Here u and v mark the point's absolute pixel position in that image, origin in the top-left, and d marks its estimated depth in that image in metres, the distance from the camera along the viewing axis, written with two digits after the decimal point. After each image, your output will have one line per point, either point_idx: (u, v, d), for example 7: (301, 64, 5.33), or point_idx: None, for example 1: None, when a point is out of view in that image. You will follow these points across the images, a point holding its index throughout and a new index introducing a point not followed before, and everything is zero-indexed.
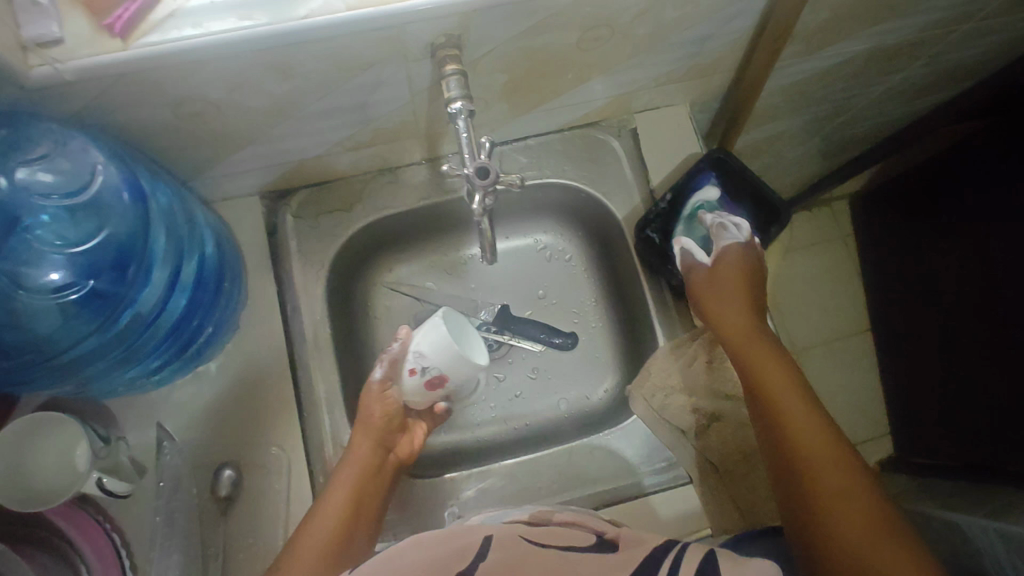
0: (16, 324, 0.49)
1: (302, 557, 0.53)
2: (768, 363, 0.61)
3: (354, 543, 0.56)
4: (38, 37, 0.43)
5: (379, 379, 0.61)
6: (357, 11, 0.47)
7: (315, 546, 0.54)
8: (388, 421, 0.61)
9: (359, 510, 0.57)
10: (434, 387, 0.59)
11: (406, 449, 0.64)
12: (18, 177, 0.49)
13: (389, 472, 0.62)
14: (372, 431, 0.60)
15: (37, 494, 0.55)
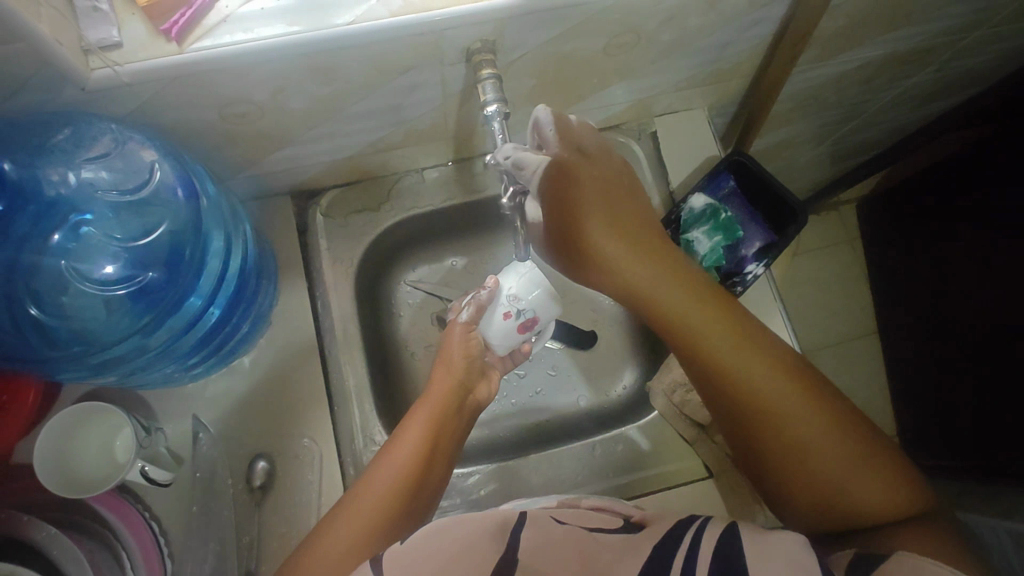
0: (70, 313, 0.52)
1: (383, 472, 0.57)
2: (712, 338, 0.56)
3: (432, 468, 0.59)
4: (98, 41, 0.45)
5: (465, 322, 0.68)
6: (401, 17, 0.49)
7: (397, 463, 0.57)
8: (469, 360, 0.67)
9: (438, 438, 0.61)
10: (526, 329, 0.68)
11: (483, 393, 0.69)
12: (81, 175, 0.52)
13: (465, 414, 0.66)
14: (453, 369, 0.65)
15: (81, 482, 0.57)
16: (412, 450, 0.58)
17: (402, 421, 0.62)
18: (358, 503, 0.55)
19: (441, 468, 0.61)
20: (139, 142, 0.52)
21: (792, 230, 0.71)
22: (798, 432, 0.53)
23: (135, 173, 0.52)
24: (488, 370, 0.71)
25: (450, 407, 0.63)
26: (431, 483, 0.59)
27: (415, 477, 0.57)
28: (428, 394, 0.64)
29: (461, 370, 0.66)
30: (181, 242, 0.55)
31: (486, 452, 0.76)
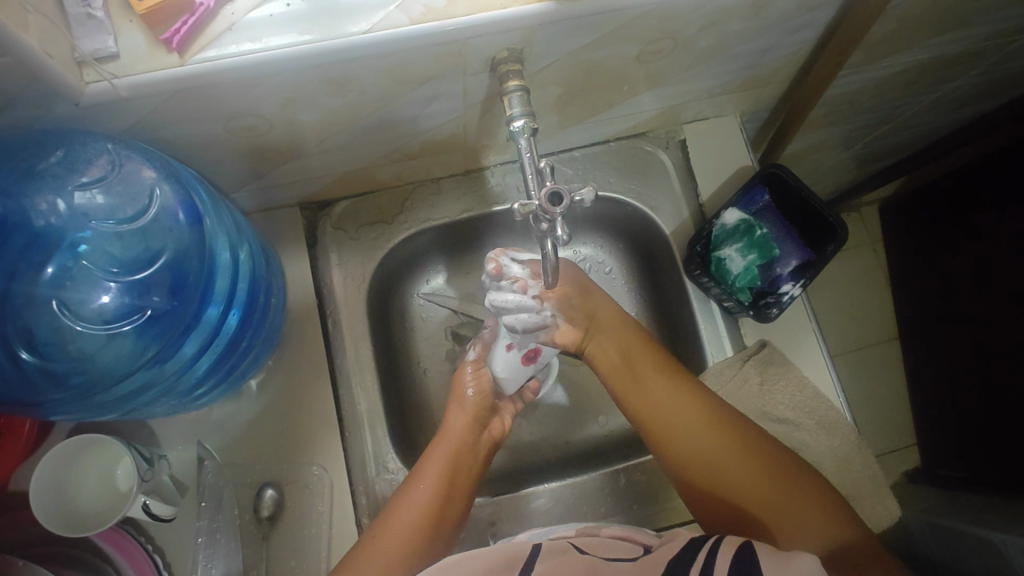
0: (70, 346, 0.49)
1: (397, 524, 0.56)
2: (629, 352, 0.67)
3: (450, 509, 0.58)
4: (92, 52, 0.41)
5: (473, 360, 0.67)
6: (421, 25, 0.44)
7: (415, 508, 0.57)
8: (482, 398, 0.65)
9: (454, 481, 0.60)
10: (528, 362, 0.66)
11: (498, 429, 0.67)
12: (75, 201, 0.49)
13: (483, 451, 0.65)
14: (468, 408, 0.65)
15: (80, 518, 0.53)
16: (430, 495, 0.57)
17: (418, 463, 0.61)
18: (377, 547, 0.54)
19: (458, 510, 0.60)
20: (137, 161, 0.48)
21: (832, 248, 0.66)
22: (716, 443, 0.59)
23: (135, 196, 0.49)
24: (501, 407, 0.69)
25: (466, 448, 0.62)
26: (448, 522, 0.58)
27: (432, 521, 0.57)
28: (445, 432, 0.63)
29: (476, 410, 0.65)
30: (186, 266, 0.51)
31: (503, 477, 0.72)
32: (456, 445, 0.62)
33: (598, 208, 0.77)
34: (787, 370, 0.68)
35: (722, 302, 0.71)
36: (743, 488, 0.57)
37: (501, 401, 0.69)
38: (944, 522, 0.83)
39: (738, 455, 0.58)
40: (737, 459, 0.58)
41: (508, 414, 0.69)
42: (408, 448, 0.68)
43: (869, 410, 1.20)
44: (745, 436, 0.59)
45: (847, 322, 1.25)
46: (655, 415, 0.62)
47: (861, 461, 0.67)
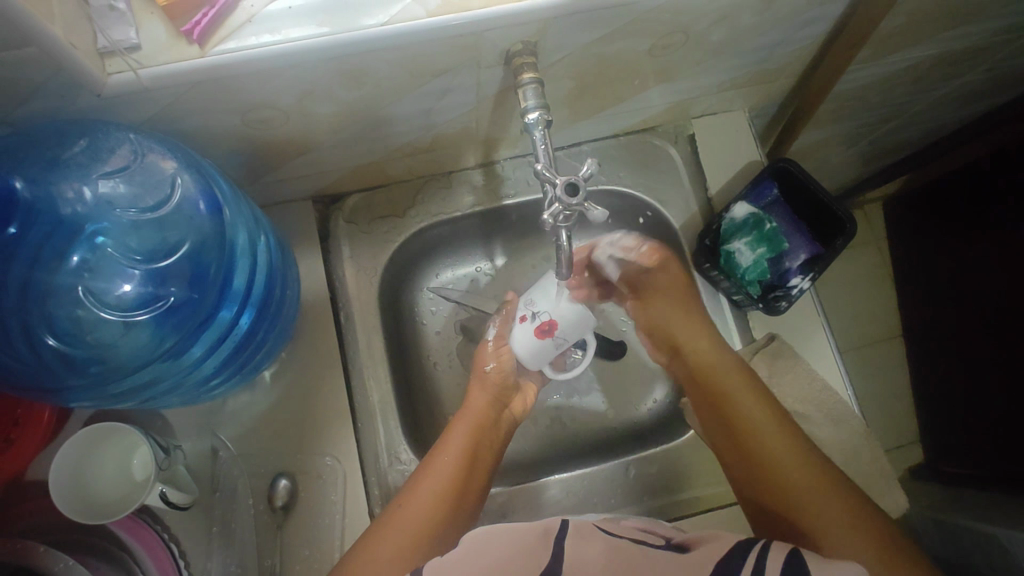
0: (88, 336, 0.49)
1: (418, 494, 0.57)
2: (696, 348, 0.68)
3: (473, 481, 0.59)
4: (114, 43, 0.41)
5: (494, 338, 0.67)
6: (438, 18, 0.45)
7: (441, 474, 0.58)
8: (503, 376, 0.66)
9: (477, 454, 0.61)
10: (542, 335, 0.60)
11: (519, 408, 0.69)
12: (98, 190, 0.50)
13: (502, 428, 0.66)
14: (489, 384, 0.66)
15: (97, 507, 0.54)
16: (453, 467, 0.58)
17: (442, 435, 0.62)
18: (406, 506, 0.56)
19: (482, 481, 0.60)
20: (160, 152, 0.48)
21: (840, 242, 0.66)
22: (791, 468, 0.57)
23: (157, 186, 0.50)
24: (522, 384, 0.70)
25: (487, 422, 0.64)
26: (473, 491, 0.59)
27: (459, 488, 0.58)
28: (465, 409, 0.64)
29: (497, 385, 0.66)
30: (205, 258, 0.52)
31: (514, 468, 0.73)
32: (481, 419, 0.63)
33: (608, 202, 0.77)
34: (796, 362, 0.68)
35: (730, 296, 0.72)
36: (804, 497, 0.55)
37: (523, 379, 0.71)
38: (951, 517, 0.84)
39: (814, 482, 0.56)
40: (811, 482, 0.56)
41: (529, 391, 0.71)
42: (419, 440, 0.69)
43: (874, 406, 1.21)
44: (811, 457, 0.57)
45: (852, 318, 1.26)
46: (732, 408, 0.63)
47: (871, 454, 0.68)
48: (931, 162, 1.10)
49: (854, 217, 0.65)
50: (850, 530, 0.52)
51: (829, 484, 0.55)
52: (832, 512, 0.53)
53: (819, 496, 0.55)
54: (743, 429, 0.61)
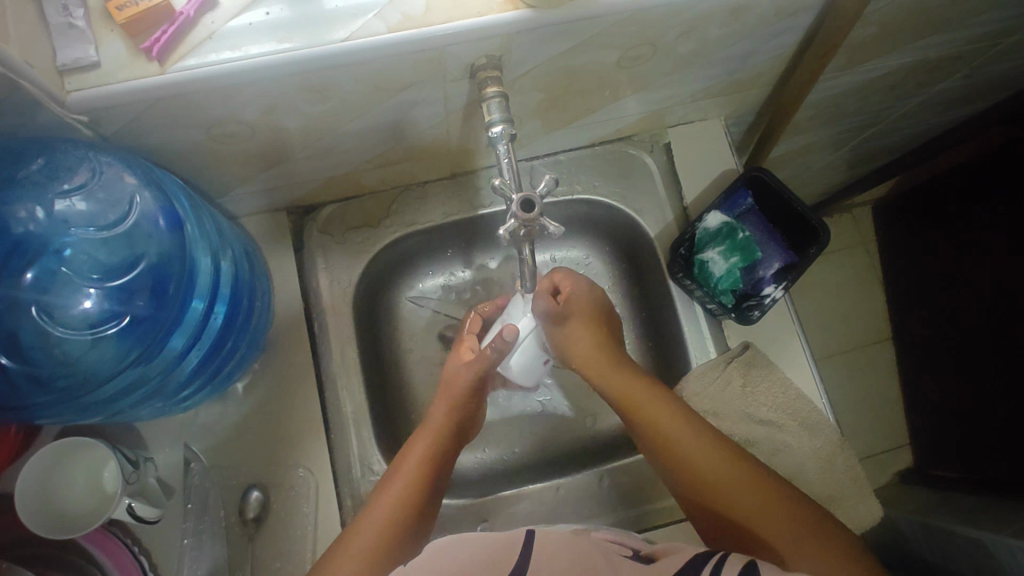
0: (54, 350, 0.49)
1: (366, 518, 0.56)
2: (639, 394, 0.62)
3: (431, 492, 0.59)
4: (73, 61, 0.42)
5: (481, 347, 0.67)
6: (398, 33, 0.45)
7: (395, 491, 0.57)
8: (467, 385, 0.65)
9: (439, 467, 0.61)
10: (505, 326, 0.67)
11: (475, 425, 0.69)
12: (56, 208, 0.50)
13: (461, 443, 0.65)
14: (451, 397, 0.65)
15: (69, 520, 0.54)
16: (411, 476, 0.58)
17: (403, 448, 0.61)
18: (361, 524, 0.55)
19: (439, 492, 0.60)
20: (118, 168, 0.49)
21: (813, 251, 0.66)
22: (724, 487, 0.55)
23: (116, 203, 0.50)
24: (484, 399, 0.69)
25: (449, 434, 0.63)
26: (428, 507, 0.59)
27: (412, 507, 0.57)
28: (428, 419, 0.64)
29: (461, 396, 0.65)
30: (168, 270, 0.51)
31: (490, 478, 0.73)
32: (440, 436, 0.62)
33: (586, 211, 0.77)
34: (769, 371, 0.68)
35: (705, 305, 0.71)
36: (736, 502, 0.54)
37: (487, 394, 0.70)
38: (932, 524, 0.83)
39: (753, 488, 0.54)
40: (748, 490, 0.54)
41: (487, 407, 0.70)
42: (393, 449, 0.69)
43: (861, 411, 1.20)
44: (748, 471, 0.55)
45: (839, 324, 1.25)
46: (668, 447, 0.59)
47: (844, 463, 0.68)
48: (913, 167, 1.11)
49: (828, 227, 0.66)
50: (786, 525, 0.51)
51: (759, 487, 0.54)
52: (771, 510, 0.53)
53: (756, 502, 0.53)
54: (683, 454, 0.58)
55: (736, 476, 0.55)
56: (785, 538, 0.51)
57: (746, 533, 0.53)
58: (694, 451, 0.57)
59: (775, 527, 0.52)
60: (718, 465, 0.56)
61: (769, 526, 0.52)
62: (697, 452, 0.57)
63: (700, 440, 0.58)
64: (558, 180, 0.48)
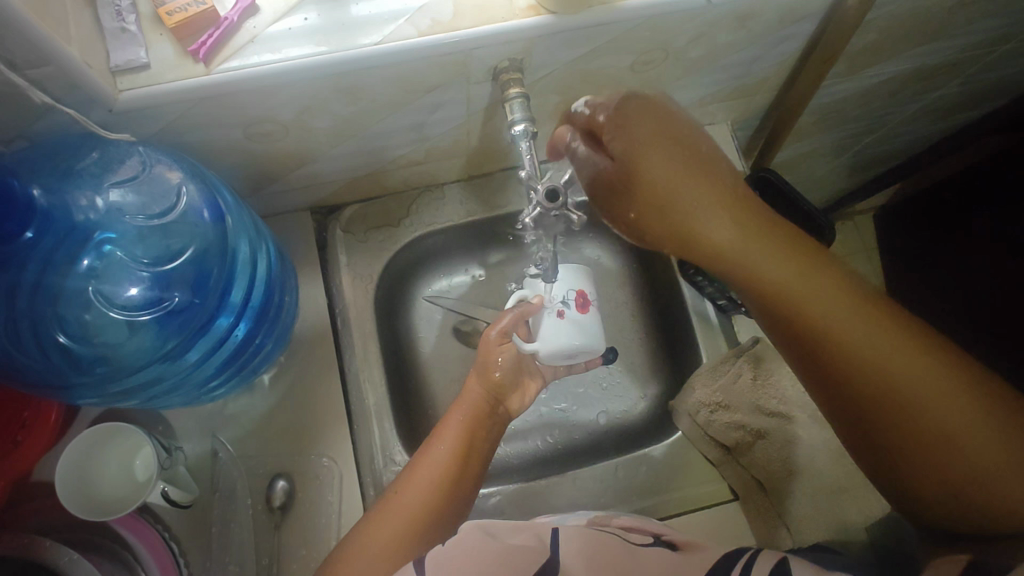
0: (94, 339, 0.51)
1: (403, 496, 0.56)
2: (801, 291, 0.48)
3: (468, 468, 0.60)
4: (125, 63, 0.45)
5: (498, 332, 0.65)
6: (428, 36, 0.48)
7: (433, 465, 0.58)
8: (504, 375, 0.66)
9: (471, 446, 0.61)
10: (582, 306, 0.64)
11: (515, 404, 0.68)
12: (110, 198, 0.52)
13: (497, 423, 0.66)
14: (486, 378, 0.66)
15: (102, 504, 0.56)
16: (448, 455, 0.59)
17: (426, 439, 0.62)
18: (396, 503, 0.56)
19: (477, 467, 0.61)
20: (165, 163, 0.51)
21: (821, 248, 0.70)
22: (908, 385, 0.45)
23: (163, 196, 0.52)
24: (528, 380, 0.70)
25: (482, 413, 0.64)
26: (465, 484, 0.59)
27: (447, 486, 0.58)
28: (461, 400, 0.65)
29: (500, 379, 0.66)
30: (209, 263, 0.54)
31: (506, 470, 0.74)
32: (472, 416, 0.63)
33: (597, 211, 0.79)
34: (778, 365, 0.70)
35: (715, 301, 0.74)
36: (924, 396, 0.45)
37: (526, 375, 0.70)
38: None
39: (942, 379, 0.45)
40: (937, 380, 0.45)
41: (533, 387, 0.70)
42: (413, 442, 0.71)
43: None
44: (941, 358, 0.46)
45: None
46: (834, 334, 0.47)
47: None
48: (913, 173, 1.14)
49: (833, 226, 0.70)
50: (965, 421, 0.44)
51: (945, 376, 0.45)
52: (953, 392, 0.45)
53: (940, 394, 0.45)
54: (859, 351, 0.47)
55: (920, 363, 0.46)
56: (961, 437, 0.44)
57: (918, 439, 0.45)
58: (865, 341, 0.47)
59: (960, 418, 0.44)
60: (906, 358, 0.46)
61: (946, 417, 0.44)
62: (880, 339, 0.47)
63: (875, 326, 0.47)
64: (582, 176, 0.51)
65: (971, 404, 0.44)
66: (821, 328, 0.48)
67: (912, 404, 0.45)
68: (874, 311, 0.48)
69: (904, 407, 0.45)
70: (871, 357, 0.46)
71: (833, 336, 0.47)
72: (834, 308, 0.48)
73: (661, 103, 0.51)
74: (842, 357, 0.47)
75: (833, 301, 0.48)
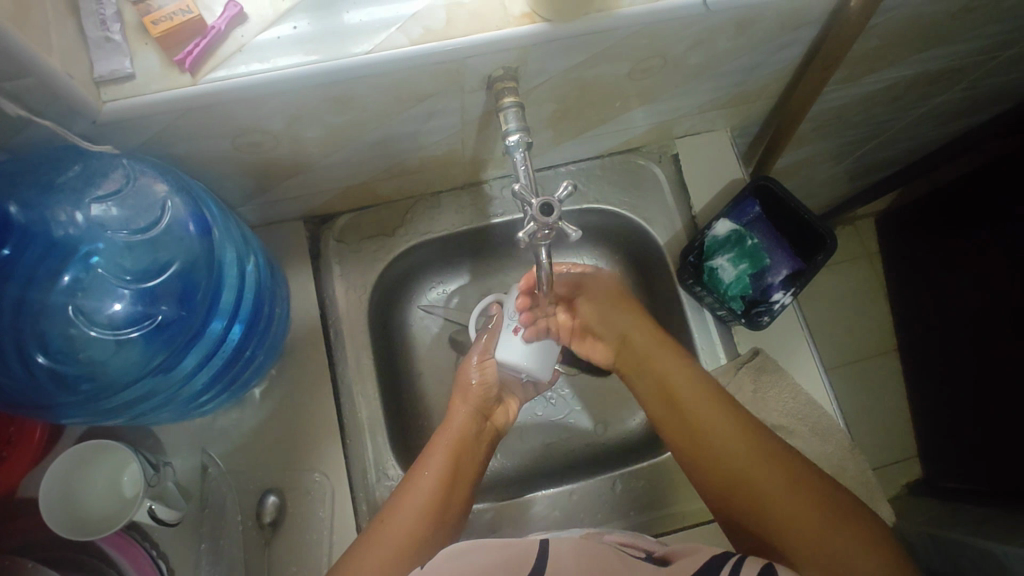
0: (80, 353, 0.51)
1: (390, 521, 0.56)
2: (684, 395, 0.63)
3: (457, 490, 0.60)
4: (109, 73, 0.44)
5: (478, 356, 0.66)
6: (420, 46, 0.47)
7: (421, 490, 0.58)
8: (486, 390, 0.66)
9: (459, 466, 0.61)
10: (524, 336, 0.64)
11: (501, 420, 0.68)
12: (92, 213, 0.51)
13: (485, 441, 0.66)
14: (470, 397, 0.65)
15: (87, 522, 0.54)
16: (436, 478, 0.59)
17: (419, 456, 0.61)
18: (385, 528, 0.56)
19: (466, 488, 0.61)
20: (151, 175, 0.50)
21: (820, 258, 0.67)
22: (758, 490, 0.56)
23: (148, 209, 0.52)
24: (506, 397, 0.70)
25: (469, 435, 0.63)
26: (455, 506, 0.59)
27: (436, 508, 0.57)
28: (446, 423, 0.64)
29: (479, 399, 0.66)
30: (195, 277, 0.53)
31: (503, 483, 0.73)
32: (457, 438, 0.63)
33: (594, 220, 0.78)
34: (779, 377, 0.69)
35: (716, 312, 0.72)
36: (768, 497, 0.56)
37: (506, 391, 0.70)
38: (946, 533, 0.83)
39: (784, 476, 0.56)
40: (775, 477, 0.56)
41: (512, 402, 0.70)
42: (407, 455, 0.70)
43: (869, 421, 1.20)
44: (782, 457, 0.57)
45: (845, 334, 1.26)
46: (700, 446, 0.61)
47: (856, 468, 0.68)
48: (915, 179, 1.12)
49: (834, 234, 0.67)
50: (807, 521, 0.53)
51: (786, 469, 0.56)
52: (806, 508, 0.54)
53: (778, 487, 0.56)
54: (725, 462, 0.59)
55: (767, 464, 0.57)
56: (798, 524, 0.53)
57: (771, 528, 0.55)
58: (725, 443, 0.59)
59: (805, 516, 0.53)
60: (754, 461, 0.58)
61: (799, 532, 0.53)
62: (732, 440, 0.59)
63: (735, 424, 0.60)
64: (577, 186, 0.49)
65: (805, 494, 0.55)
66: (695, 426, 0.61)
67: (752, 475, 0.57)
68: (725, 404, 0.62)
69: (747, 481, 0.57)
70: (727, 454, 0.59)
71: (692, 422, 0.62)
72: (727, 437, 0.60)
73: (604, 272, 0.73)
74: (700, 443, 0.61)
75: (709, 410, 0.61)
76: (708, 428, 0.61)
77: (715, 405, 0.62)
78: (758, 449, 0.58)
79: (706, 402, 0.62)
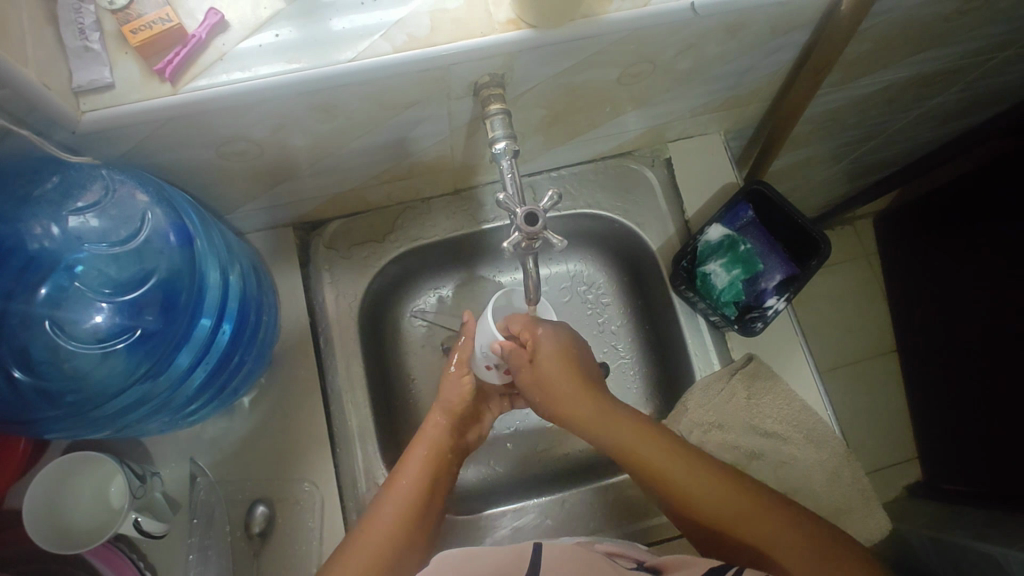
0: (64, 365, 0.50)
1: (370, 531, 0.56)
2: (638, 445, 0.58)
3: (432, 504, 0.60)
4: (88, 83, 0.43)
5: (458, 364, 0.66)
6: (403, 53, 0.46)
7: (400, 498, 0.58)
8: (464, 401, 0.65)
9: (435, 481, 0.61)
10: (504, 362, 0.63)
11: (475, 437, 0.68)
12: (71, 225, 0.51)
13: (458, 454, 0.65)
14: (448, 410, 0.64)
15: (72, 535, 0.54)
16: (413, 489, 0.59)
17: (398, 463, 0.61)
18: (364, 534, 0.56)
19: (438, 502, 0.61)
20: (131, 186, 0.50)
21: (814, 263, 0.67)
22: (741, 527, 0.54)
23: (128, 220, 0.51)
24: (484, 409, 0.70)
25: (448, 447, 0.63)
26: (428, 519, 0.59)
27: (413, 518, 0.57)
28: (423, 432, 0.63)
29: (458, 410, 0.64)
30: (178, 286, 0.53)
31: (495, 491, 0.72)
32: (435, 450, 0.62)
33: (586, 225, 0.78)
34: (773, 384, 0.68)
35: (708, 318, 0.72)
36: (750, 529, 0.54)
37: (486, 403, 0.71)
38: (944, 538, 0.82)
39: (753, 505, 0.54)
40: (746, 508, 0.54)
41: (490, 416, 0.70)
42: (398, 463, 0.69)
43: (868, 423, 1.19)
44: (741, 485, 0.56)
45: (843, 336, 1.25)
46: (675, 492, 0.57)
47: (851, 475, 0.67)
48: (913, 179, 1.12)
49: (829, 239, 0.66)
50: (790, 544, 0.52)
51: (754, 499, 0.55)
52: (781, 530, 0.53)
53: (754, 519, 0.54)
54: (698, 501, 0.56)
55: (734, 498, 0.55)
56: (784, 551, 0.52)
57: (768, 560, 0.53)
58: (692, 485, 0.56)
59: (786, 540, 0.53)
60: (723, 497, 0.55)
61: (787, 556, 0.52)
62: (697, 479, 0.56)
63: (684, 458, 0.57)
64: (561, 196, 0.49)
65: (782, 523, 0.53)
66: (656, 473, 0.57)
67: (736, 517, 0.54)
68: (677, 445, 0.58)
69: (736, 525, 0.54)
70: (695, 495, 0.56)
71: (655, 470, 0.57)
72: (687, 482, 0.56)
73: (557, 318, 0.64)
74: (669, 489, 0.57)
75: (663, 452, 0.57)
76: (669, 468, 0.57)
77: (667, 447, 0.58)
78: (717, 484, 0.56)
79: (658, 445, 0.58)
